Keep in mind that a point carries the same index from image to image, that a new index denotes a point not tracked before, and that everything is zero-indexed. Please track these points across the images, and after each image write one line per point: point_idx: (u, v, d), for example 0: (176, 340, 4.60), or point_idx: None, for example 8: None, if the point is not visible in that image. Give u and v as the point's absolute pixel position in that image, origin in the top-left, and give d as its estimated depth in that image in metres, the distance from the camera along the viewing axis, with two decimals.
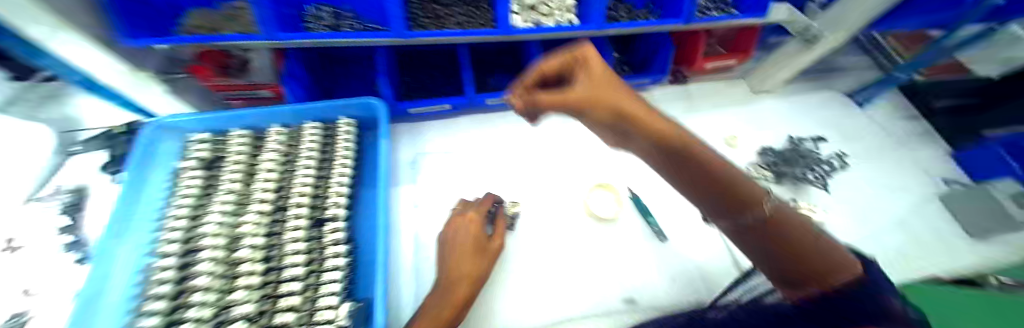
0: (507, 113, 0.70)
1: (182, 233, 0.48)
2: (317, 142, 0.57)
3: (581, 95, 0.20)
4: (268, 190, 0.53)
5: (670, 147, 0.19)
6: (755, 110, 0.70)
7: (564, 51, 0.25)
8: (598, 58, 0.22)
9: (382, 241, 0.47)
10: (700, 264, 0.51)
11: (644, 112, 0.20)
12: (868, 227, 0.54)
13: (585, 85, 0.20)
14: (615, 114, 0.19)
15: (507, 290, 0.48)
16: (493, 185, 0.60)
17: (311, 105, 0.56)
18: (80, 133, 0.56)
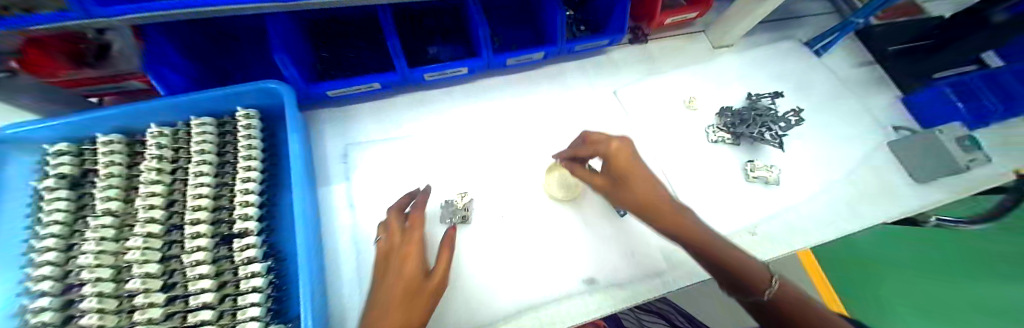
0: (453, 87, 0.61)
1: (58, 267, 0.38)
2: (211, 144, 0.46)
3: (597, 184, 0.38)
4: (156, 206, 0.43)
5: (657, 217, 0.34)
6: (716, 67, 0.67)
7: (583, 141, 0.41)
8: (605, 148, 0.37)
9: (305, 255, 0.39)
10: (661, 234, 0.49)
11: (633, 189, 0.35)
12: (823, 180, 0.55)
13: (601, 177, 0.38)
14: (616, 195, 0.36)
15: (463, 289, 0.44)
16: (441, 172, 0.53)
17: (189, 97, 0.42)
18: None
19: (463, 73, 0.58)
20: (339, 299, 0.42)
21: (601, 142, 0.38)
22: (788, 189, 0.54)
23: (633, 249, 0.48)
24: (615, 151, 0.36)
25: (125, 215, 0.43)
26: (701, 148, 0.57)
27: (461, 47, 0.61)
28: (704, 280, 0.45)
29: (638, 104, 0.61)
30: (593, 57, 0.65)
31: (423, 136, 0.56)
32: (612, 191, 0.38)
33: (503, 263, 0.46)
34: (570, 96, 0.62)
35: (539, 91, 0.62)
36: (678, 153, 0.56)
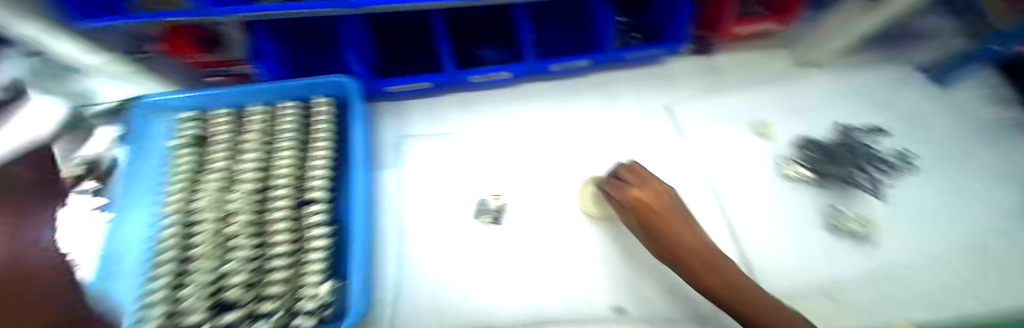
0: (495, 90, 0.62)
1: (180, 214, 0.43)
2: (294, 123, 0.49)
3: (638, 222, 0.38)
4: (254, 169, 0.46)
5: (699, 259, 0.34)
6: (795, 90, 0.59)
7: (612, 182, 0.43)
8: (636, 188, 0.40)
9: (360, 234, 0.42)
10: None
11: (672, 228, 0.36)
12: (941, 242, 0.43)
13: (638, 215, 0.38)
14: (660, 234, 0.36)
15: (484, 291, 0.43)
16: (476, 172, 0.55)
17: (290, 82, 0.49)
18: None
19: (506, 77, 0.59)
20: (382, 272, 0.46)
21: (626, 188, 0.41)
22: (892, 245, 0.44)
23: (667, 288, 0.44)
24: (636, 196, 0.39)
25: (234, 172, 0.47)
26: (765, 182, 0.50)
27: (507, 50, 0.61)
28: None
29: (694, 124, 0.56)
30: (647, 67, 0.61)
31: (469, 136, 0.58)
32: (642, 234, 0.40)
33: (528, 273, 0.45)
34: (617, 109, 0.59)
35: (584, 100, 0.60)
36: (740, 183, 0.50)
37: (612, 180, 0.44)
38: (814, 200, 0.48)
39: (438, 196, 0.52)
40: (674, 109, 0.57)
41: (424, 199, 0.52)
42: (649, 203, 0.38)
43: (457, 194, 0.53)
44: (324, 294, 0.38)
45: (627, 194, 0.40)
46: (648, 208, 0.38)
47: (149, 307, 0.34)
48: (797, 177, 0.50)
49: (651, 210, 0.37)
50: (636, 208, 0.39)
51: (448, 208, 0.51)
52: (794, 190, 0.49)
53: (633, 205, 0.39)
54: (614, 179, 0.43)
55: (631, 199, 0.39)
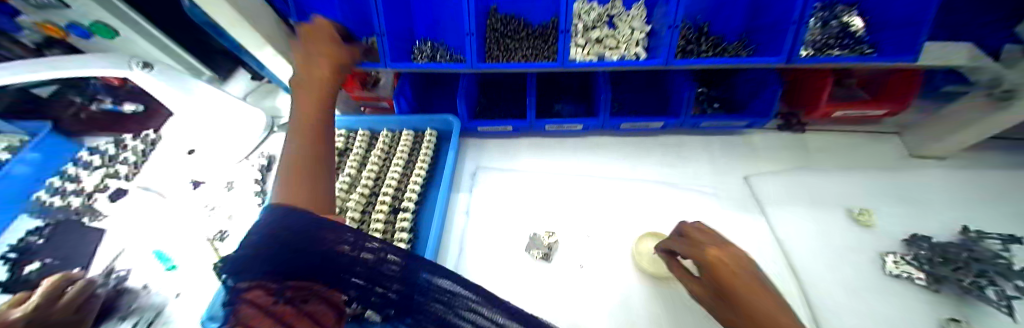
0: (568, 139, 0.70)
1: None
2: (407, 147, 0.63)
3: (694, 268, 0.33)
4: (370, 177, 0.59)
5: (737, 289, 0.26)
6: (902, 182, 0.54)
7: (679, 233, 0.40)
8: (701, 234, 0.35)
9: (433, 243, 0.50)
10: None
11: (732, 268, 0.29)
12: None
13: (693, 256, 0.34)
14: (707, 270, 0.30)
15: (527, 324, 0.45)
16: (542, 209, 0.60)
17: (411, 116, 0.64)
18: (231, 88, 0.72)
19: (578, 129, 0.67)
20: None
21: (700, 246, 0.33)
22: None
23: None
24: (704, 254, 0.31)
25: (354, 179, 0.60)
26: (862, 272, 0.45)
27: (583, 107, 0.71)
28: None
29: (773, 197, 0.55)
30: (724, 135, 0.65)
31: (537, 177, 0.65)
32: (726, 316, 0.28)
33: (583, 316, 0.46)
34: (688, 171, 0.61)
35: (652, 159, 0.64)
36: (828, 270, 0.45)
37: (682, 242, 0.37)
38: (929, 310, 0.40)
39: (500, 224, 0.58)
40: (754, 180, 0.57)
41: (490, 225, 0.59)
42: (728, 266, 0.27)
43: (519, 225, 0.58)
44: None
45: (698, 253, 0.32)
46: (729, 268, 0.27)
47: None
48: (908, 276, 0.43)
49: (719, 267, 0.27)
50: (707, 268, 0.29)
51: (508, 238, 0.56)
52: (899, 290, 0.43)
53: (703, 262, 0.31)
54: (687, 240, 0.36)
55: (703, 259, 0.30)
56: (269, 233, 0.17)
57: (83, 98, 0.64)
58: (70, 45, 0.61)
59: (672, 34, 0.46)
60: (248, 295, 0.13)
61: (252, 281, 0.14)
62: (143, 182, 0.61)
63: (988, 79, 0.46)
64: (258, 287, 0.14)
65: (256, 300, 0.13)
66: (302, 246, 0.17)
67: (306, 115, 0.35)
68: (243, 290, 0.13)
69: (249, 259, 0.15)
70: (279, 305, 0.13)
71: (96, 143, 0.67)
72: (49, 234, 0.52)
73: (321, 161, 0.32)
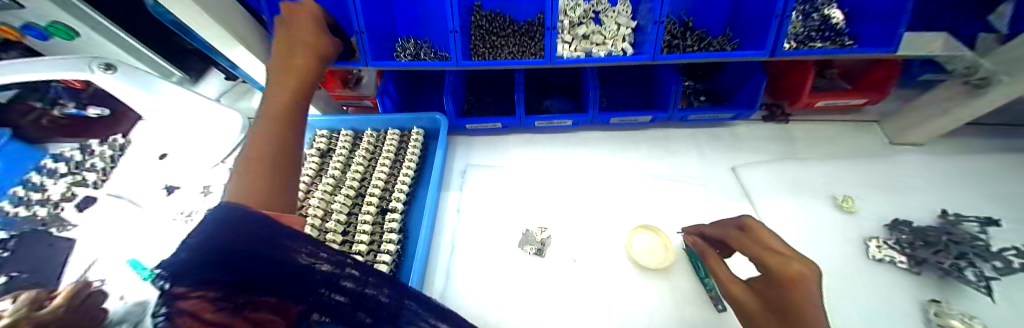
0: (557, 135, 0.69)
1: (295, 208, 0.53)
2: (394, 146, 0.61)
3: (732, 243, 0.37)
4: (355, 178, 0.57)
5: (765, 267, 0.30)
6: (884, 169, 0.55)
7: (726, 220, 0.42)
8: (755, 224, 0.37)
9: (422, 244, 0.49)
10: None
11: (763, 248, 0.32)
12: None
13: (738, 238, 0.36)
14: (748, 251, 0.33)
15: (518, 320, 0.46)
16: (533, 206, 0.59)
17: (398, 114, 0.62)
18: (201, 88, 0.69)
19: (567, 124, 0.67)
20: (431, 284, 0.50)
21: (768, 245, 0.32)
22: None
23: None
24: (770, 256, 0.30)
25: (339, 180, 0.58)
26: (848, 258, 0.45)
27: (572, 102, 0.71)
28: None
29: (760, 187, 0.55)
30: (712, 127, 0.65)
31: (527, 174, 0.64)
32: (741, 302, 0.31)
33: (575, 311, 0.46)
34: (678, 163, 0.61)
35: (641, 152, 0.64)
36: (814, 257, 0.46)
37: (740, 235, 0.36)
38: (911, 292, 0.42)
39: (491, 223, 0.57)
40: (741, 171, 0.57)
41: (481, 224, 0.57)
42: (807, 286, 0.27)
43: (510, 223, 0.57)
44: None
45: (763, 251, 0.31)
46: (805, 286, 0.27)
47: None
48: (890, 261, 0.44)
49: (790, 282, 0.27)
50: (768, 271, 0.29)
51: (499, 236, 0.55)
52: (883, 275, 0.43)
53: (760, 260, 0.31)
54: (746, 234, 0.36)
55: (763, 260, 0.30)
56: (213, 239, 0.15)
57: (44, 102, 0.61)
58: (28, 48, 0.57)
59: (658, 29, 0.46)
60: (183, 304, 0.11)
61: (194, 285, 0.12)
62: (113, 189, 0.58)
63: (964, 68, 0.47)
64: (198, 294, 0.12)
65: (188, 307, 0.11)
66: (241, 261, 0.15)
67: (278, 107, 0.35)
68: (179, 296, 0.12)
69: (185, 264, 0.13)
70: (217, 312, 0.12)
71: (62, 149, 0.64)
72: (14, 247, 0.48)
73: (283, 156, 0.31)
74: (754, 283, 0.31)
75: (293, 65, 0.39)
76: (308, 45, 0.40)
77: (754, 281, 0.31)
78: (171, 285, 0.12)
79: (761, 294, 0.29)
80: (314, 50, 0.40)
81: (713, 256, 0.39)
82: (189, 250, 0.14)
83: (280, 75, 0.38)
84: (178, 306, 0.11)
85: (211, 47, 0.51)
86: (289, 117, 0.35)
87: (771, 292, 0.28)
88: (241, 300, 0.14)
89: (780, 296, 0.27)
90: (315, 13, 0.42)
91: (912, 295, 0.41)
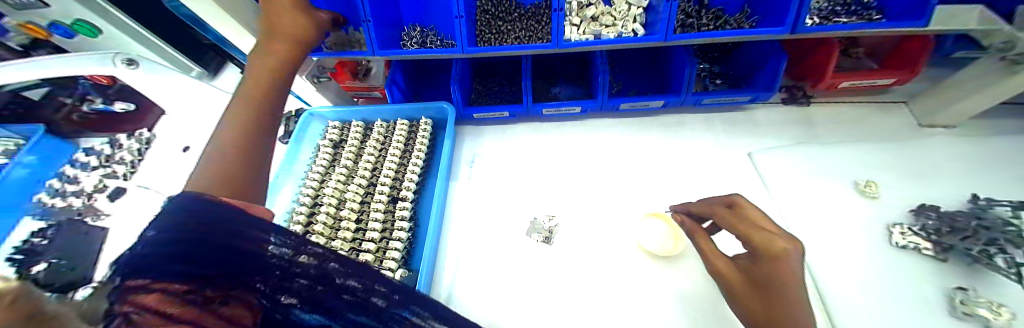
0: (565, 122, 0.68)
1: (311, 198, 0.55)
2: (403, 136, 0.61)
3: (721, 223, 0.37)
4: (367, 168, 0.58)
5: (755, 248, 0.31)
6: (911, 153, 0.53)
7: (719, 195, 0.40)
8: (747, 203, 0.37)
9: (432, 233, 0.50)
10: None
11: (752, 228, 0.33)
12: None
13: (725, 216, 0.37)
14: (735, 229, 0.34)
15: (526, 306, 0.47)
16: (541, 194, 0.59)
17: (406, 105, 0.62)
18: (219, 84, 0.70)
19: (576, 112, 0.66)
20: (442, 270, 0.52)
21: (755, 222, 0.34)
22: None
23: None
24: (751, 232, 0.32)
25: (352, 170, 0.59)
26: (865, 244, 0.44)
27: (581, 89, 0.70)
28: None
29: (776, 173, 0.53)
30: (726, 111, 0.62)
31: (535, 163, 0.64)
32: (728, 278, 0.33)
33: (583, 298, 0.47)
34: (689, 150, 0.60)
35: (652, 139, 0.63)
36: (831, 243, 0.45)
37: (729, 213, 0.36)
38: (934, 280, 0.40)
39: (498, 211, 0.58)
40: (757, 156, 0.56)
41: (489, 212, 0.58)
42: (791, 262, 0.29)
43: (517, 211, 0.58)
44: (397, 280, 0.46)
45: (751, 229, 0.33)
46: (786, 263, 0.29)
47: None
48: (914, 247, 0.42)
49: (775, 258, 0.30)
50: (755, 249, 0.32)
51: (507, 224, 0.56)
52: (905, 262, 0.42)
53: (744, 238, 0.33)
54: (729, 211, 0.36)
55: (749, 239, 0.32)
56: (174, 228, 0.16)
57: (74, 99, 0.65)
58: (56, 45, 0.60)
59: (670, 7, 0.44)
60: (146, 300, 0.13)
61: (152, 279, 0.14)
62: (141, 181, 0.61)
63: (1001, 43, 0.42)
64: (155, 288, 0.14)
65: (146, 304, 0.13)
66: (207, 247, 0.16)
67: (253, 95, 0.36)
68: (142, 290, 0.13)
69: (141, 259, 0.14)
70: (181, 308, 0.14)
71: (92, 144, 0.67)
72: (52, 235, 0.53)
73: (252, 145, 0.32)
74: (742, 260, 0.33)
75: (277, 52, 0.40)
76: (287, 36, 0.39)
77: (742, 257, 0.33)
78: (124, 279, 0.13)
79: (749, 270, 0.31)
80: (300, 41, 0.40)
81: (695, 228, 0.40)
82: (148, 241, 0.15)
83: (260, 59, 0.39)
84: (132, 306, 0.13)
85: (223, 40, 0.52)
86: (268, 103, 0.36)
87: (761, 269, 0.30)
88: (210, 293, 0.16)
89: (767, 271, 0.30)
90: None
91: (936, 283, 0.40)
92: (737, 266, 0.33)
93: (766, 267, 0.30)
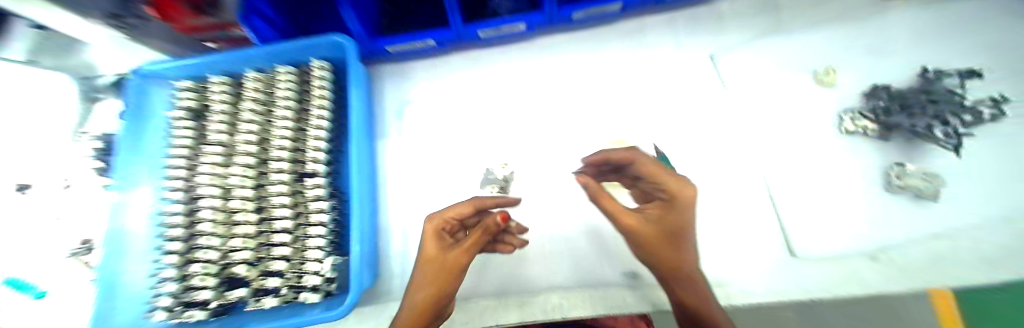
0: (505, 45, 0.54)
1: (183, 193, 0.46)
2: (292, 90, 0.46)
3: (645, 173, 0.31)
4: (251, 142, 0.45)
5: (677, 200, 0.28)
6: (880, 27, 0.46)
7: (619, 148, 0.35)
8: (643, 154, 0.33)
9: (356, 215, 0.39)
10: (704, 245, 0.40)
11: (674, 180, 0.29)
12: None
13: (643, 165, 0.31)
14: (660, 183, 0.30)
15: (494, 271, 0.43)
16: (485, 139, 0.50)
17: (278, 44, 0.43)
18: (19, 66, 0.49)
19: (520, 30, 0.50)
20: (387, 244, 0.47)
21: (667, 172, 0.30)
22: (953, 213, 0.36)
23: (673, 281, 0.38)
24: (670, 181, 0.29)
25: (231, 147, 0.46)
26: (816, 139, 0.43)
27: None
28: (659, 307, 0.35)
29: (736, 75, 0.47)
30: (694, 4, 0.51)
31: (472, 104, 0.52)
32: (641, 233, 0.27)
33: (537, 245, 0.43)
34: (649, 60, 0.50)
35: (610, 51, 0.51)
36: (780, 143, 0.43)
37: (647, 159, 0.32)
38: (876, 161, 0.40)
39: (441, 168, 0.50)
40: (720, 57, 0.48)
41: (428, 169, 0.50)
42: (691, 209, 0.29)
43: (461, 165, 0.50)
44: (326, 270, 0.39)
45: (669, 179, 0.29)
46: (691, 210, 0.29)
47: (170, 283, 0.41)
48: (860, 132, 0.41)
49: (687, 207, 0.28)
50: (674, 202, 0.28)
51: (454, 182, 0.49)
52: (849, 148, 0.42)
53: (664, 188, 0.29)
54: (645, 161, 0.32)
55: (668, 189, 0.29)
56: None
57: None
58: None
59: None
60: None
61: None
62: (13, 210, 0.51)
63: None
64: None
65: None
66: None
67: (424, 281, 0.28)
68: None
69: None
70: None
71: None
72: None
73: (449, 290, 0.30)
74: (652, 210, 0.29)
75: (440, 213, 0.33)
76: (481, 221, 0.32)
77: (651, 207, 0.30)
78: None
79: (664, 220, 0.28)
80: (487, 224, 0.32)
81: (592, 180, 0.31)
82: None
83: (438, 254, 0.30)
84: None
85: None
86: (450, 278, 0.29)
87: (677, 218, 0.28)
88: None
89: (678, 219, 0.28)
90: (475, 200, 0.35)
91: (877, 168, 0.39)
92: (646, 217, 0.28)
93: (678, 214, 0.28)
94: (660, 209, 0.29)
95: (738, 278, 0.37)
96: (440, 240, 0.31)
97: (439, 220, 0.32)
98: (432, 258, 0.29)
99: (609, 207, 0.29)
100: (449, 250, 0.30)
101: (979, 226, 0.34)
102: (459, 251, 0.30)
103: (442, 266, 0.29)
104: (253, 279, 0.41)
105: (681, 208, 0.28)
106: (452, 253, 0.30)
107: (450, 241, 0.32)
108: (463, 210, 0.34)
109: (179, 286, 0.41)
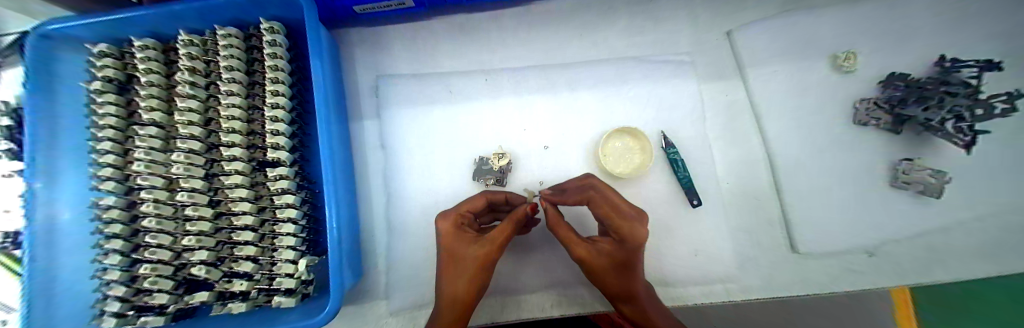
0: (498, 11, 0.46)
1: (115, 183, 0.36)
2: (238, 58, 0.37)
3: (598, 208, 0.29)
4: (192, 122, 0.36)
5: (628, 242, 0.27)
6: (904, 9, 0.43)
7: (580, 179, 0.33)
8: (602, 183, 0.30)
9: (330, 212, 0.33)
10: (708, 241, 0.39)
11: (626, 221, 0.27)
12: (1006, 204, 0.37)
13: (596, 200, 0.29)
14: (611, 222, 0.28)
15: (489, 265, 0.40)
16: (477, 122, 0.45)
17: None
18: None
19: None
20: (373, 238, 0.43)
21: (620, 209, 0.28)
22: (935, 207, 0.38)
23: (676, 279, 0.38)
24: (620, 223, 0.27)
25: (170, 128, 0.38)
26: (828, 131, 0.41)
27: None
28: None
29: (755, 57, 0.43)
30: None
31: (459, 81, 0.46)
32: (588, 262, 0.29)
33: (537, 240, 0.40)
34: (659, 38, 0.44)
35: (616, 25, 0.45)
36: (791, 134, 0.41)
37: (599, 193, 0.29)
38: (882, 156, 0.39)
39: (430, 154, 0.45)
40: (737, 36, 0.43)
41: (415, 156, 0.45)
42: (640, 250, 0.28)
43: (452, 153, 0.44)
44: (302, 272, 0.34)
45: (618, 220, 0.27)
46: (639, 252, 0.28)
47: (114, 289, 0.33)
48: (873, 123, 0.39)
49: (634, 248, 0.27)
50: (622, 242, 0.27)
51: (446, 169, 0.44)
52: (858, 140, 0.40)
53: (611, 225, 0.28)
54: (601, 191, 0.29)
55: (618, 229, 0.27)
56: None
57: None
58: None
59: None
60: None
61: None
62: None
63: None
64: None
65: None
66: None
67: (450, 267, 0.29)
68: None
69: None
70: None
71: None
72: None
73: (485, 281, 0.30)
74: (603, 244, 0.29)
75: (454, 208, 0.31)
76: (514, 215, 0.30)
77: (603, 240, 0.29)
78: None
79: (613, 256, 0.28)
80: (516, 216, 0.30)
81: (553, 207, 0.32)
82: None
83: (457, 248, 0.29)
84: None
85: None
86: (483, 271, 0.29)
87: (624, 253, 0.28)
88: None
89: (624, 256, 0.28)
90: (490, 193, 0.33)
91: (880, 163, 0.39)
92: (596, 250, 0.29)
93: (626, 253, 0.27)
94: (609, 245, 0.29)
95: (731, 270, 0.38)
96: (460, 236, 0.29)
97: (451, 217, 0.30)
98: (451, 256, 0.29)
99: (564, 234, 0.30)
100: (472, 244, 0.29)
101: (949, 222, 0.37)
102: (481, 248, 0.29)
103: (460, 265, 0.29)
104: (216, 281, 0.35)
105: (632, 249, 0.27)
106: (474, 250, 0.29)
107: (474, 234, 0.30)
108: (478, 204, 0.31)
109: (127, 289, 0.34)
